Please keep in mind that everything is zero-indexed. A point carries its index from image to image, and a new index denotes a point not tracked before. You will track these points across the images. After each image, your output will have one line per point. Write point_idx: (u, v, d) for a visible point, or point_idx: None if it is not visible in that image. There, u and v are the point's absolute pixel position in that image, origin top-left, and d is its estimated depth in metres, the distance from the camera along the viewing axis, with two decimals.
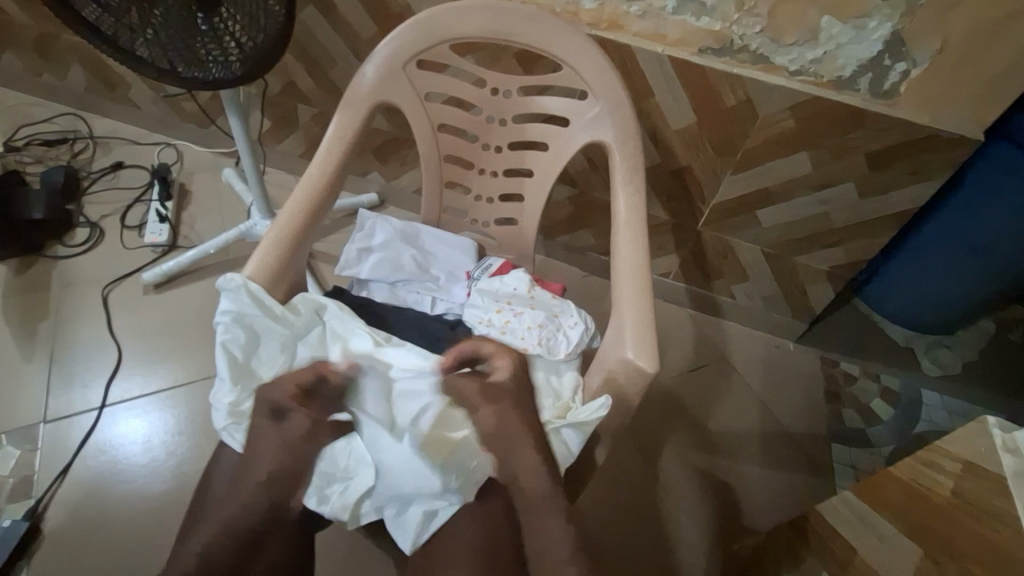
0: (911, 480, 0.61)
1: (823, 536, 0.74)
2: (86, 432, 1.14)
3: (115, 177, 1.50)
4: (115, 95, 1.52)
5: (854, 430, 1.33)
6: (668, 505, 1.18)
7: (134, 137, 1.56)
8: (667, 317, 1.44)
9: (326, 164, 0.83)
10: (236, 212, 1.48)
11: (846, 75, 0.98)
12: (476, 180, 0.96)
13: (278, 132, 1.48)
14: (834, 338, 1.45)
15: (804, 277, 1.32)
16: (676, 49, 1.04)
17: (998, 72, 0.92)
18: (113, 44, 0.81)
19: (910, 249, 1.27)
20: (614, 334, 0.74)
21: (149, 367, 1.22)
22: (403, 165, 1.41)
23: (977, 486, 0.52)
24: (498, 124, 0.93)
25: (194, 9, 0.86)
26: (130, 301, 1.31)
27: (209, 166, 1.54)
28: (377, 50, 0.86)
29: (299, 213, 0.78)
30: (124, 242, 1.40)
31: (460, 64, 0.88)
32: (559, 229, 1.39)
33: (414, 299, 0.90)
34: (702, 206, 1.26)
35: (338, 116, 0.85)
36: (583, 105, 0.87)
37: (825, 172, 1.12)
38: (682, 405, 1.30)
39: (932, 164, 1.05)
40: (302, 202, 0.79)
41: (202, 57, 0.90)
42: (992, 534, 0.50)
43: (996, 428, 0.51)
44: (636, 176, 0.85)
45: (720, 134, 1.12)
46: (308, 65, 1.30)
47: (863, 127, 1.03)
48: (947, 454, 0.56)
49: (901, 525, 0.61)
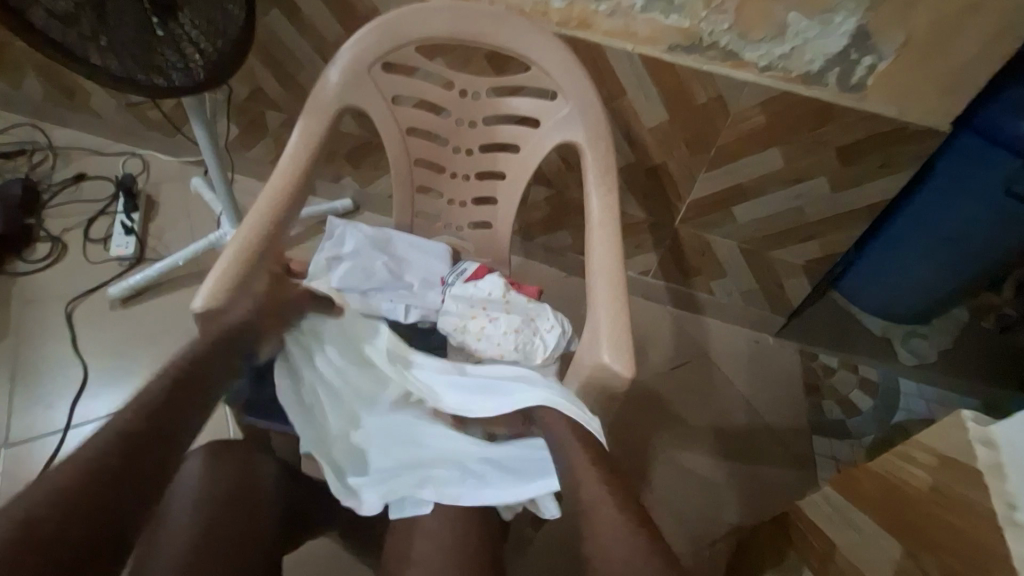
0: (888, 474, 0.61)
1: (804, 532, 0.74)
2: (51, 454, 1.10)
3: (77, 189, 1.44)
4: (75, 104, 1.47)
5: (834, 421, 1.33)
6: (652, 504, 1.17)
7: (97, 147, 1.52)
8: (647, 315, 1.43)
9: (289, 172, 0.80)
10: (206, 221, 1.44)
11: (815, 70, 0.99)
12: (448, 184, 0.94)
13: (247, 139, 1.44)
14: (813, 329, 1.45)
15: (780, 271, 1.32)
16: (646, 46, 1.04)
17: (962, 63, 0.93)
18: (66, 50, 0.77)
19: (885, 240, 1.29)
20: (590, 339, 0.73)
21: (116, 386, 1.18)
22: (376, 169, 1.38)
23: (954, 479, 0.52)
24: (468, 126, 0.91)
25: (151, 12, 0.83)
26: (96, 316, 1.26)
27: (177, 175, 1.50)
28: (340, 54, 0.84)
29: (258, 226, 0.74)
30: (88, 256, 1.35)
31: (426, 66, 0.87)
32: (536, 230, 1.38)
33: (387, 308, 0.87)
34: (677, 204, 1.26)
35: (302, 122, 0.83)
36: (554, 105, 0.86)
37: (797, 166, 1.13)
38: (663, 403, 1.30)
39: (901, 156, 1.06)
40: (262, 216, 0.75)
41: (161, 63, 0.87)
42: (967, 527, 0.50)
43: (971, 421, 0.51)
44: (609, 176, 0.84)
45: (693, 132, 1.12)
46: (274, 68, 1.27)
47: (832, 120, 1.04)
48: (923, 447, 0.56)
49: (882, 521, 0.61)
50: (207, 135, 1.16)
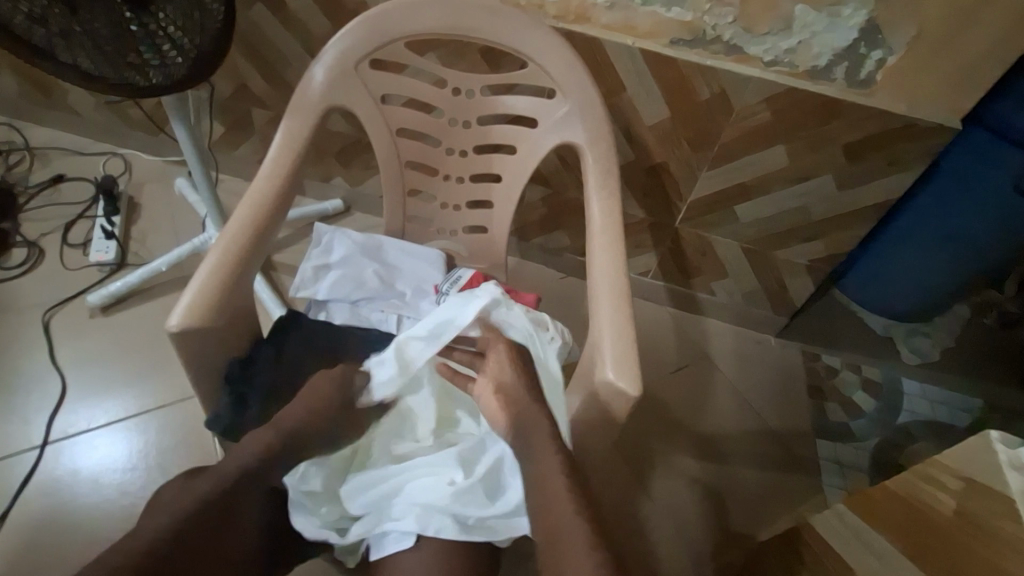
0: (909, 496, 0.58)
1: (818, 551, 0.71)
2: (27, 471, 1.05)
3: (55, 191, 1.39)
4: (52, 102, 1.41)
5: (838, 424, 1.31)
6: (653, 513, 1.14)
7: (76, 147, 1.46)
8: (647, 317, 1.40)
9: (274, 175, 0.75)
10: (191, 224, 1.38)
11: (822, 65, 0.95)
12: (441, 187, 0.90)
13: (232, 137, 1.39)
14: (815, 330, 1.43)
15: (783, 271, 1.29)
16: (647, 41, 0.99)
17: (975, 58, 0.89)
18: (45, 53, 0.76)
19: (890, 238, 1.25)
20: (593, 352, 0.69)
21: (97, 398, 1.14)
22: (367, 169, 1.34)
23: (983, 506, 0.49)
24: (462, 126, 0.87)
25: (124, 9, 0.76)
26: (75, 325, 1.21)
27: (160, 176, 1.45)
28: (325, 50, 0.79)
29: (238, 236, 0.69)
30: (67, 262, 1.29)
31: (418, 63, 0.82)
32: (533, 231, 1.34)
33: (377, 317, 0.85)
34: (678, 203, 1.22)
35: (286, 123, 0.79)
36: (552, 104, 0.82)
37: (801, 164, 1.09)
38: (664, 407, 1.27)
39: (909, 153, 1.03)
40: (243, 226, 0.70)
41: (137, 61, 0.82)
42: (999, 558, 0.46)
43: (1000, 444, 0.48)
44: (610, 178, 0.80)
45: (695, 129, 1.08)
46: (259, 65, 1.22)
47: (839, 117, 1.00)
48: (948, 470, 0.53)
49: (903, 545, 0.58)
50: (189, 135, 1.10)
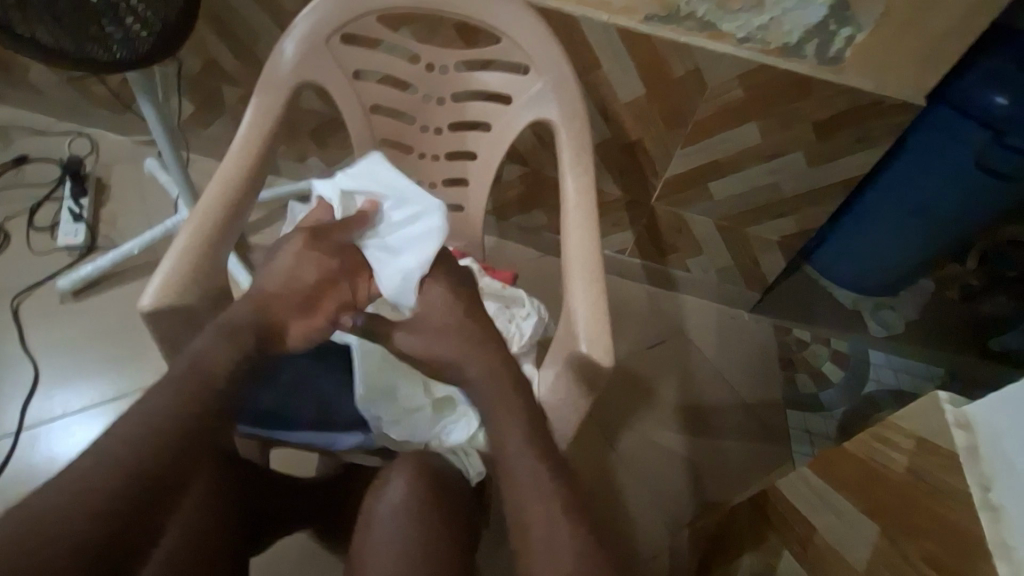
0: (866, 457, 0.61)
1: (783, 514, 0.74)
2: (2, 459, 1.04)
3: (19, 172, 1.35)
4: (12, 79, 1.36)
5: (808, 395, 1.36)
6: (631, 484, 1.17)
7: (39, 126, 1.41)
8: (625, 295, 1.42)
9: (244, 155, 0.74)
10: (162, 206, 1.36)
11: (793, 42, 0.96)
12: (417, 166, 0.90)
13: (203, 116, 1.36)
14: (787, 305, 1.46)
15: (757, 247, 1.32)
16: (622, 17, 0.99)
17: (939, 35, 0.91)
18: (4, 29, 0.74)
19: (858, 215, 1.30)
20: (566, 327, 0.71)
21: (70, 384, 1.12)
22: (343, 149, 1.32)
23: (931, 464, 0.52)
24: (436, 103, 0.86)
25: None
26: (45, 310, 1.19)
27: (129, 157, 1.41)
28: (295, 24, 0.78)
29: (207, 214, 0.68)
30: (34, 245, 1.26)
31: (390, 37, 0.81)
32: (511, 210, 1.34)
33: None
34: (654, 181, 1.23)
35: (256, 100, 0.77)
36: (527, 80, 0.82)
37: (773, 142, 1.11)
38: (641, 382, 1.29)
39: (877, 130, 1.05)
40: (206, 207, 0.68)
41: (102, 39, 0.80)
42: (944, 510, 0.50)
43: (948, 405, 0.51)
44: (585, 155, 0.80)
45: (670, 107, 1.09)
46: (228, 40, 1.19)
47: (810, 94, 1.02)
48: (903, 432, 0.56)
49: (859, 504, 0.61)
50: (156, 114, 1.08)
